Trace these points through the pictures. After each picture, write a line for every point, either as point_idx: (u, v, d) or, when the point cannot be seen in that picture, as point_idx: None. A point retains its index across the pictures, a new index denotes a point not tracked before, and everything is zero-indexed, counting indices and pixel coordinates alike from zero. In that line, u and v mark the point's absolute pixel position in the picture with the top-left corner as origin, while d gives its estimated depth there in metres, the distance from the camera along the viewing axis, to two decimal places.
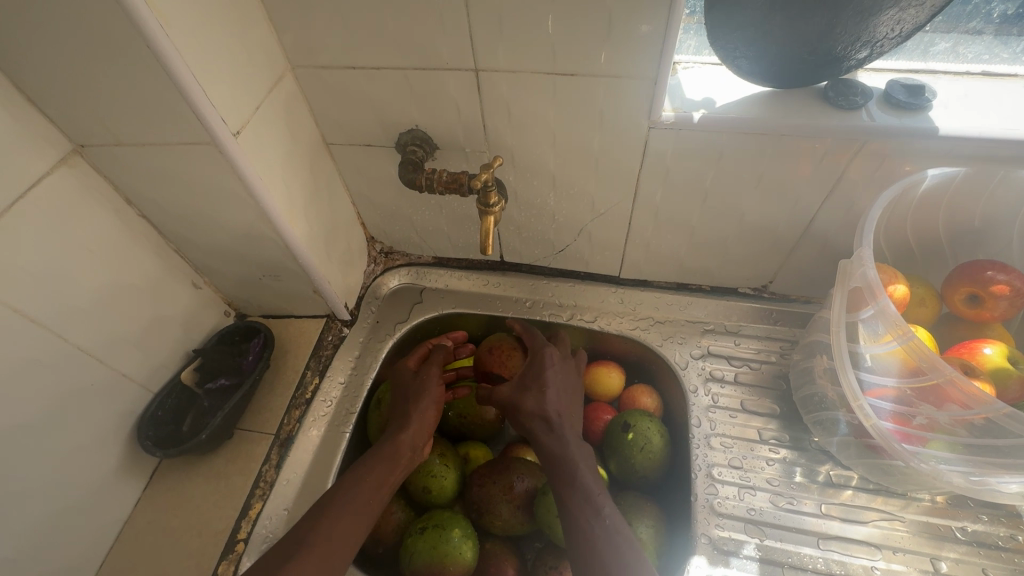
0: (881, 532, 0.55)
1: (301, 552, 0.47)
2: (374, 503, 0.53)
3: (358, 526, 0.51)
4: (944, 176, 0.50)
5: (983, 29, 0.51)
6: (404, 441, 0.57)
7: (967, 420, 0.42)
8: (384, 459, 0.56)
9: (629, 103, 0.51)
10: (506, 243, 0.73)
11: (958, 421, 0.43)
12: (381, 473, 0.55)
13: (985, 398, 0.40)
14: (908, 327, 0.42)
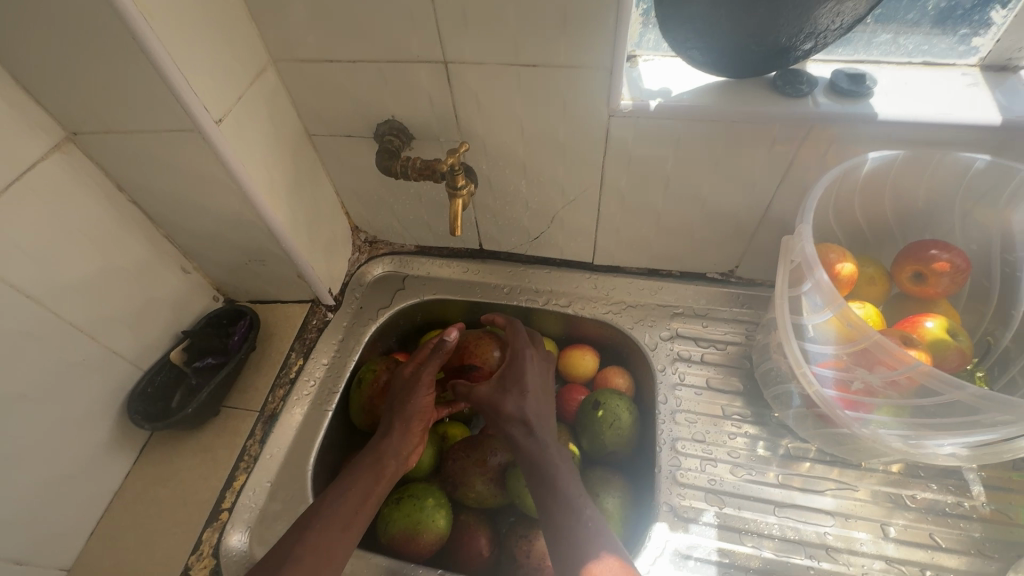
0: (836, 500, 0.57)
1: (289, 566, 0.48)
2: (360, 514, 0.53)
3: (346, 539, 0.51)
4: (884, 159, 0.53)
5: (919, 22, 0.53)
6: (391, 452, 0.58)
7: (896, 382, 0.44)
8: (367, 470, 0.56)
9: (589, 92, 0.54)
10: (484, 232, 0.76)
11: (889, 383, 0.45)
12: (368, 483, 0.55)
13: (906, 358, 0.42)
14: (839, 296, 0.45)
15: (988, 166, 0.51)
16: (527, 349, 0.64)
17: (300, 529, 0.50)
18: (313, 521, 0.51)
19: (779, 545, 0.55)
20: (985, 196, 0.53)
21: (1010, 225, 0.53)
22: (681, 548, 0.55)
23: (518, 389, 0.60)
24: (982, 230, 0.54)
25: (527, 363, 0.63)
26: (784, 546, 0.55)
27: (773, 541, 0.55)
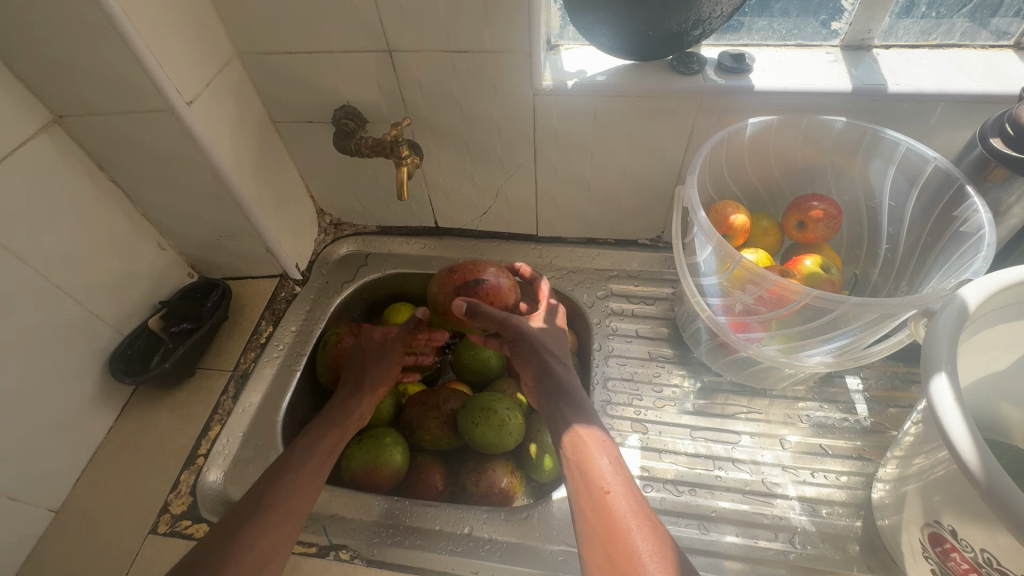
0: (743, 422, 0.66)
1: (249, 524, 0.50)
2: (328, 467, 0.57)
3: (312, 493, 0.54)
4: (762, 124, 0.62)
5: (787, 10, 0.63)
6: (348, 406, 0.62)
7: (761, 296, 0.53)
8: (332, 427, 0.60)
9: (514, 74, 0.63)
10: (437, 209, 0.84)
11: (757, 298, 0.54)
12: (315, 448, 0.57)
13: (757, 271, 0.51)
14: (710, 228, 0.53)
15: (846, 126, 0.61)
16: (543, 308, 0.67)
17: (268, 482, 0.53)
18: (281, 473, 0.54)
19: (692, 459, 0.63)
20: (850, 152, 0.62)
21: (870, 177, 0.62)
22: None
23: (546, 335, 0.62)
24: (851, 183, 0.64)
25: (557, 322, 0.66)
26: (696, 460, 0.63)
27: (687, 456, 0.63)
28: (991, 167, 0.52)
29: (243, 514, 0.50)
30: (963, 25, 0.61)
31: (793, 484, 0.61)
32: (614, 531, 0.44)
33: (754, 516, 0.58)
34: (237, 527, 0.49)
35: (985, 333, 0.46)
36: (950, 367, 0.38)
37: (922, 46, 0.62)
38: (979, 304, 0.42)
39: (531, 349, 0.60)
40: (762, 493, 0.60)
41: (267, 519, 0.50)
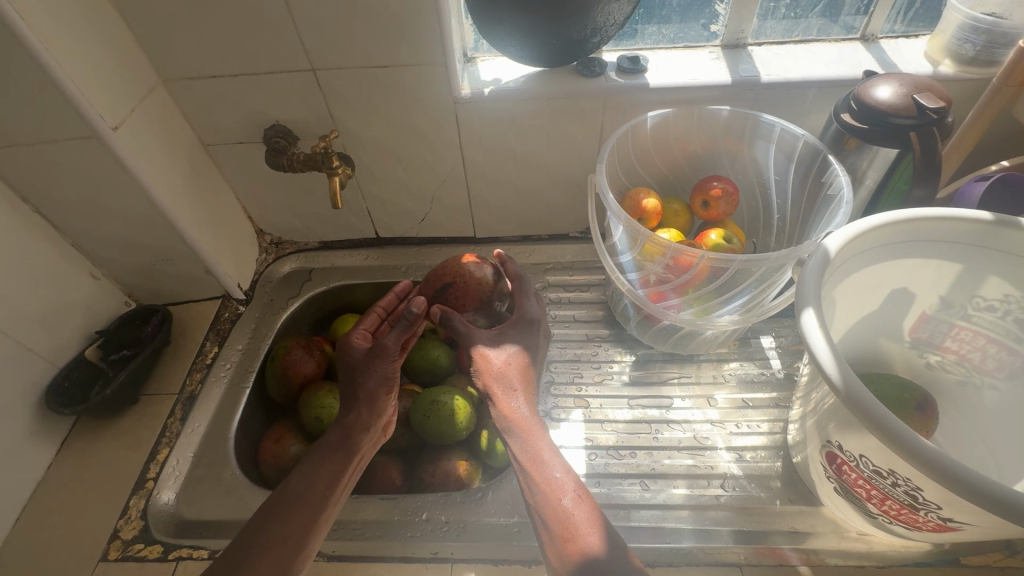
0: (675, 387, 0.72)
1: (253, 559, 0.49)
2: (330, 496, 0.54)
3: (314, 525, 0.53)
4: (660, 116, 0.69)
5: (671, 17, 0.71)
6: (352, 430, 0.57)
7: (670, 265, 0.59)
8: (335, 452, 0.56)
9: (434, 85, 0.68)
10: (376, 220, 0.87)
11: (666, 268, 0.60)
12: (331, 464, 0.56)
13: (662, 242, 0.57)
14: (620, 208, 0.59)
15: (731, 114, 0.68)
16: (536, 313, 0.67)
17: (264, 520, 0.52)
18: (280, 511, 0.52)
19: (631, 426, 0.68)
20: (739, 137, 0.70)
21: (757, 157, 0.70)
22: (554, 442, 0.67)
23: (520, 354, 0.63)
24: (744, 165, 0.72)
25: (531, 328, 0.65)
26: (634, 425, 0.68)
27: (626, 424, 0.68)
28: (845, 138, 0.60)
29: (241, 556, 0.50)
30: (818, 23, 0.71)
31: (722, 436, 0.67)
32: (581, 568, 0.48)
33: (690, 468, 0.64)
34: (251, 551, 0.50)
35: (854, 276, 0.53)
36: (815, 303, 0.45)
37: (788, 42, 0.72)
38: (837, 250, 0.49)
39: (515, 378, 0.61)
40: (695, 447, 0.66)
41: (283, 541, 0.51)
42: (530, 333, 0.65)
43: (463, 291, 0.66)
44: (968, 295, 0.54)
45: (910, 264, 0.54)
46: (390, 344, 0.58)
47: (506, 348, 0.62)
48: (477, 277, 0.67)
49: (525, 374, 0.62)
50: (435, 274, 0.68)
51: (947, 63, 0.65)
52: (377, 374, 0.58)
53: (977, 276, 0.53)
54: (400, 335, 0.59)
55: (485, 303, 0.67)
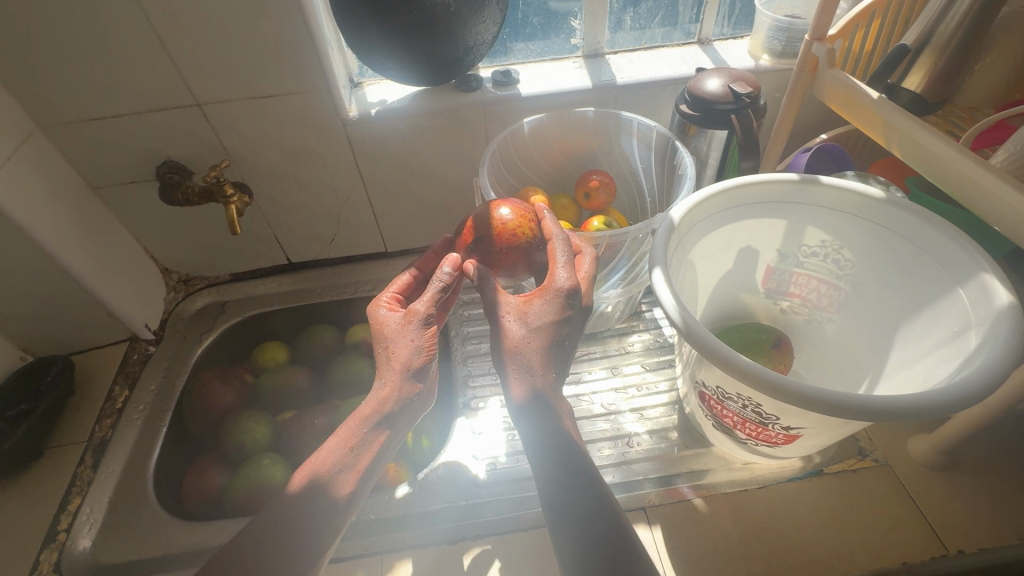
0: (582, 361, 0.78)
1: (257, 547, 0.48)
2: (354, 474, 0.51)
3: (334, 507, 0.50)
4: (533, 122, 0.76)
5: (535, 33, 0.80)
6: (382, 406, 0.51)
7: None
8: (367, 429, 0.51)
9: (321, 109, 0.72)
10: (286, 245, 0.89)
11: None
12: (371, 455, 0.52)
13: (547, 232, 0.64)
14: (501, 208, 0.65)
15: (596, 114, 0.76)
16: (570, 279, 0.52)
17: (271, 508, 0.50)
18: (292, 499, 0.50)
19: None
20: (607, 133, 0.78)
21: (625, 151, 0.79)
22: (473, 427, 0.70)
23: (546, 340, 0.51)
24: (616, 159, 0.80)
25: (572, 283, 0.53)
26: None
27: None
28: (687, 127, 0.70)
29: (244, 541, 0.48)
30: (661, 31, 0.82)
31: (626, 400, 0.73)
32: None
33: (598, 433, 0.69)
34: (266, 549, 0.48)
35: (703, 241, 0.62)
36: (662, 262, 0.52)
37: (639, 48, 0.82)
38: (680, 219, 0.57)
39: (534, 360, 0.50)
40: (603, 413, 0.72)
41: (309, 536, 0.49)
42: (559, 305, 0.51)
43: (495, 242, 0.57)
44: (796, 245, 0.64)
45: (747, 225, 0.63)
46: (421, 310, 0.52)
47: (528, 323, 0.51)
48: (505, 229, 0.57)
49: (547, 359, 0.50)
50: (466, 226, 0.60)
51: (766, 57, 0.77)
52: (406, 348, 0.51)
53: (799, 227, 0.62)
54: (432, 300, 0.52)
55: (524, 256, 0.58)
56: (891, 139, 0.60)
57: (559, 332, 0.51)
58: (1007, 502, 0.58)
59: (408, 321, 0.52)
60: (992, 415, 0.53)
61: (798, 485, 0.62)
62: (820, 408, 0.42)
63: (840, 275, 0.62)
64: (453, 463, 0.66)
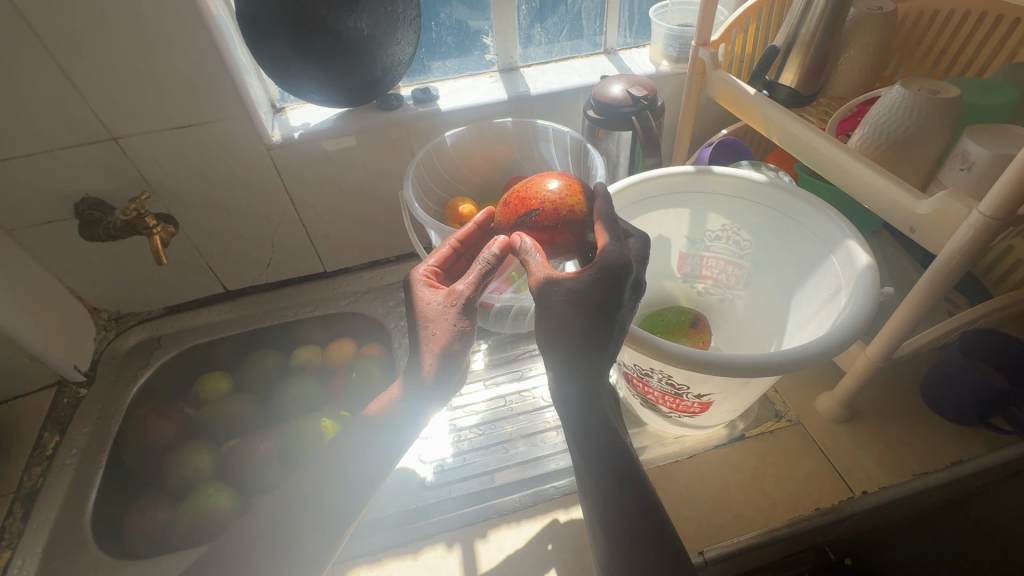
0: (523, 360, 0.82)
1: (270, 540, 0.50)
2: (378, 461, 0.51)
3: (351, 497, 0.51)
4: (455, 135, 0.80)
5: (450, 52, 0.85)
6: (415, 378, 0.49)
7: None
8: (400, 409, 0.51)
9: (243, 135, 0.73)
10: (221, 273, 0.89)
11: None
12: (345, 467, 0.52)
13: None
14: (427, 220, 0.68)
15: (515, 124, 0.81)
16: (621, 254, 0.45)
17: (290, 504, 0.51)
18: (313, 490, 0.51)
19: (490, 403, 0.76)
20: (527, 140, 0.83)
21: (545, 157, 0.83)
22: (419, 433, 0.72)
23: (590, 320, 0.44)
24: (539, 164, 0.84)
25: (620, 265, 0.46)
26: (492, 403, 0.76)
27: (484, 403, 0.76)
28: (595, 130, 0.75)
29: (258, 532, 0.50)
30: (569, 44, 0.88)
31: None
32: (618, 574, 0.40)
33: (541, 424, 0.73)
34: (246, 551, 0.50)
35: None
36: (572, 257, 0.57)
37: (550, 61, 0.88)
38: None
39: (578, 339, 0.45)
40: (544, 406, 0.75)
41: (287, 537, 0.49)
42: (610, 280, 0.45)
43: (544, 216, 0.52)
44: (701, 230, 0.69)
45: (655, 216, 0.68)
46: (461, 290, 0.49)
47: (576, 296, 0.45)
48: (554, 203, 0.53)
49: (595, 339, 0.45)
50: (517, 198, 0.55)
51: (666, 62, 0.84)
52: (443, 328, 0.49)
53: (701, 215, 0.68)
54: (475, 282, 0.49)
55: (573, 233, 0.52)
56: (769, 129, 0.66)
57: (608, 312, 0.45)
58: (900, 444, 0.65)
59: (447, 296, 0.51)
60: (876, 366, 0.59)
61: (722, 451, 0.67)
62: (709, 368, 0.47)
63: (741, 255, 0.68)
64: (402, 469, 0.68)
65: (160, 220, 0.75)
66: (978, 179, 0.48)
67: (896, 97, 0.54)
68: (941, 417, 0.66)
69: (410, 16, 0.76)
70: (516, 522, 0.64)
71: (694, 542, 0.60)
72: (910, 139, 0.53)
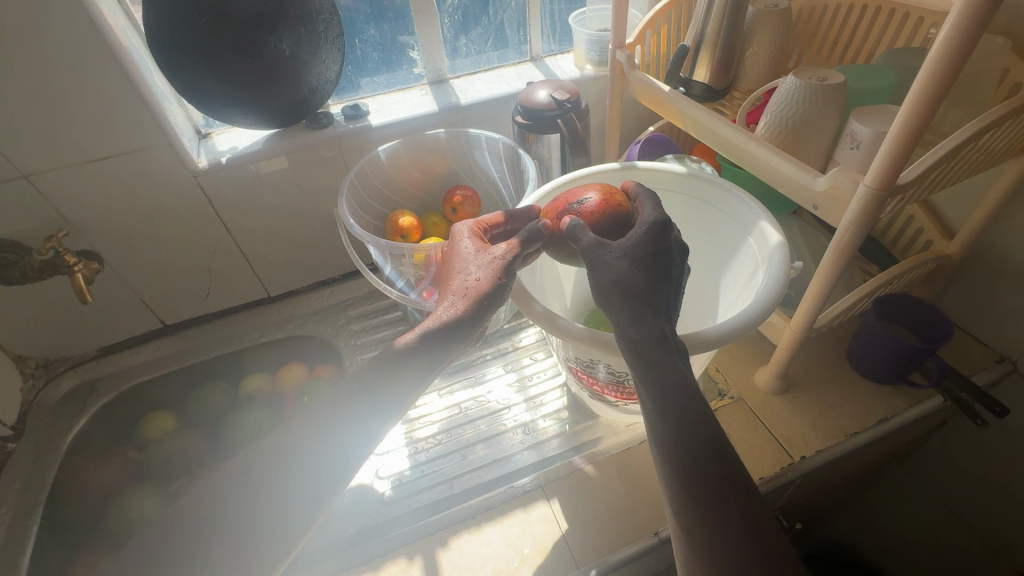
0: (476, 365, 0.82)
1: (220, 539, 0.44)
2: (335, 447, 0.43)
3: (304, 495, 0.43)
4: (389, 149, 0.80)
5: (378, 68, 0.86)
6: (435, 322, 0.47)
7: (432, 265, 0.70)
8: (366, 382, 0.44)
9: (166, 163, 0.72)
10: (157, 308, 0.86)
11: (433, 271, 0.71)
12: (293, 454, 0.43)
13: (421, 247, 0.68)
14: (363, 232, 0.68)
15: (447, 134, 0.82)
16: (660, 215, 0.49)
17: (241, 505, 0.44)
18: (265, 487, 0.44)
19: (447, 411, 0.76)
20: (460, 148, 0.84)
21: (480, 164, 0.85)
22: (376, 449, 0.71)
23: (650, 274, 0.45)
24: (476, 172, 0.86)
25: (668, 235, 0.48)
26: (448, 412, 0.76)
27: (441, 413, 0.76)
28: (525, 135, 0.77)
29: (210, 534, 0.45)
30: (495, 54, 0.90)
31: (521, 392, 0.78)
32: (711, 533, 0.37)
33: (497, 427, 0.73)
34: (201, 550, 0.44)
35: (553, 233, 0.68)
36: None
37: (479, 71, 0.90)
38: None
39: (637, 292, 0.44)
40: (501, 409, 0.76)
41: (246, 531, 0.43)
42: (659, 237, 0.47)
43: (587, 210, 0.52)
44: None
45: None
46: (506, 248, 0.51)
47: (630, 253, 0.46)
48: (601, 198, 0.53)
49: (652, 294, 0.44)
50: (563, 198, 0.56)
51: (590, 66, 0.87)
52: (485, 278, 0.49)
53: None
54: (519, 245, 0.51)
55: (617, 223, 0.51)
56: (686, 123, 0.70)
57: (658, 270, 0.46)
58: (831, 408, 0.69)
59: (486, 254, 0.51)
60: (800, 337, 0.63)
61: None
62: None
63: None
64: (359, 487, 0.67)
65: (82, 257, 0.72)
66: (865, 156, 0.53)
67: (789, 87, 0.58)
68: (868, 379, 0.71)
69: (333, 34, 0.76)
70: (476, 527, 0.64)
71: (650, 523, 0.62)
72: (806, 124, 0.57)
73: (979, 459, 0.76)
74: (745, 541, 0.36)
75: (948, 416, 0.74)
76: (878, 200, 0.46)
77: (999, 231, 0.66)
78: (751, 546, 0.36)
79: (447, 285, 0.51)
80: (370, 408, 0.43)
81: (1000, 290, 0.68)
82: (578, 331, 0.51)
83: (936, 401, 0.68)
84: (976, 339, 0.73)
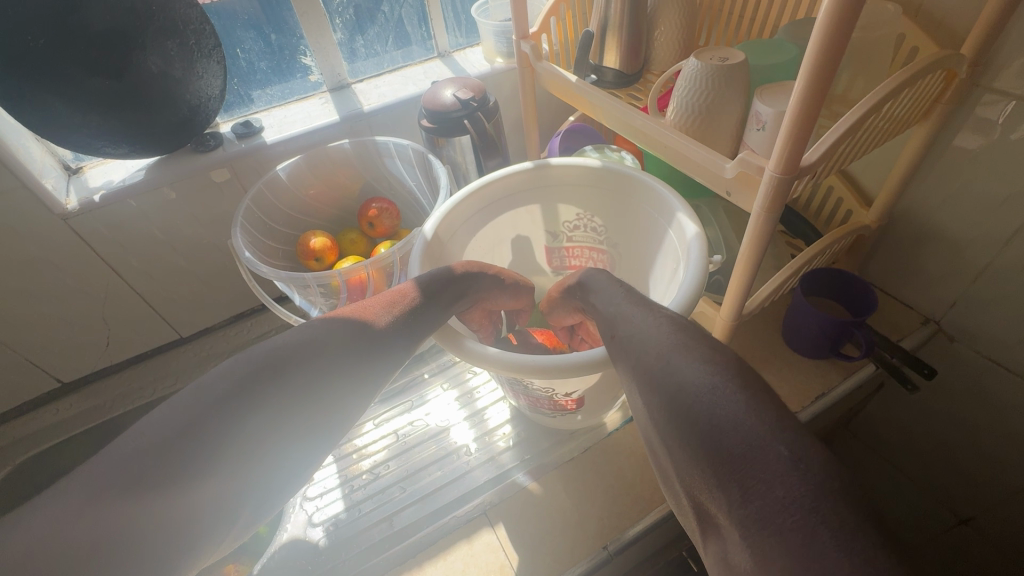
0: (416, 384, 0.78)
1: (167, 497, 0.31)
2: (320, 399, 0.40)
3: (276, 448, 0.37)
4: (290, 167, 0.73)
5: (268, 78, 0.79)
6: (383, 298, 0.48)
7: (347, 289, 0.65)
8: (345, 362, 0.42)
9: (27, 210, 0.63)
10: (49, 367, 0.77)
11: (349, 294, 0.65)
12: (276, 388, 0.38)
13: (328, 275, 0.62)
14: (264, 269, 0.61)
15: (353, 144, 0.76)
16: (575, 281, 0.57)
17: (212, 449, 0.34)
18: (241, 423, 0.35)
19: (386, 440, 0.72)
20: (368, 157, 0.78)
21: (395, 172, 0.79)
22: (307, 495, 0.67)
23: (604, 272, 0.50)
24: (392, 181, 0.81)
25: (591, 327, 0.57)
26: (390, 441, 0.72)
27: (380, 445, 0.71)
28: (434, 140, 0.72)
29: (156, 489, 0.31)
30: (399, 53, 0.85)
31: (466, 408, 0.74)
32: (652, 371, 0.34)
33: (443, 449, 0.69)
34: (132, 537, 0.29)
35: (470, 246, 0.64)
36: (416, 269, 0.55)
37: (383, 73, 0.84)
38: (435, 230, 0.58)
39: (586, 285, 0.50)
40: (445, 429, 0.72)
41: (200, 511, 0.33)
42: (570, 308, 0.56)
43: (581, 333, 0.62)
44: (557, 224, 0.69)
45: (506, 218, 0.67)
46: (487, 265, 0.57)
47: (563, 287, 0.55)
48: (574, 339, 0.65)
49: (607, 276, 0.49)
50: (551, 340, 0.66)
51: (500, 59, 0.83)
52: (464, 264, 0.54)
53: (553, 209, 0.68)
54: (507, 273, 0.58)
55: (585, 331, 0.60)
56: (598, 114, 0.66)
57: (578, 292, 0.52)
58: None
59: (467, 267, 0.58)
60: (730, 325, 0.62)
61: (617, 435, 0.68)
62: (568, 372, 0.46)
63: (600, 240, 0.69)
64: (292, 541, 0.63)
65: None
66: (771, 136, 0.51)
67: (692, 69, 0.56)
68: (808, 357, 0.70)
69: (210, 46, 0.68)
70: (418, 568, 0.60)
71: (598, 537, 0.60)
72: (712, 109, 0.55)
73: (917, 419, 0.77)
74: (681, 371, 0.33)
75: (884, 381, 0.75)
76: (784, 184, 0.44)
77: (914, 196, 0.66)
78: (689, 375, 0.32)
79: (419, 259, 0.56)
80: (339, 386, 0.41)
81: (919, 254, 0.69)
82: (505, 360, 0.47)
83: (868, 370, 0.69)
84: (903, 302, 0.74)
